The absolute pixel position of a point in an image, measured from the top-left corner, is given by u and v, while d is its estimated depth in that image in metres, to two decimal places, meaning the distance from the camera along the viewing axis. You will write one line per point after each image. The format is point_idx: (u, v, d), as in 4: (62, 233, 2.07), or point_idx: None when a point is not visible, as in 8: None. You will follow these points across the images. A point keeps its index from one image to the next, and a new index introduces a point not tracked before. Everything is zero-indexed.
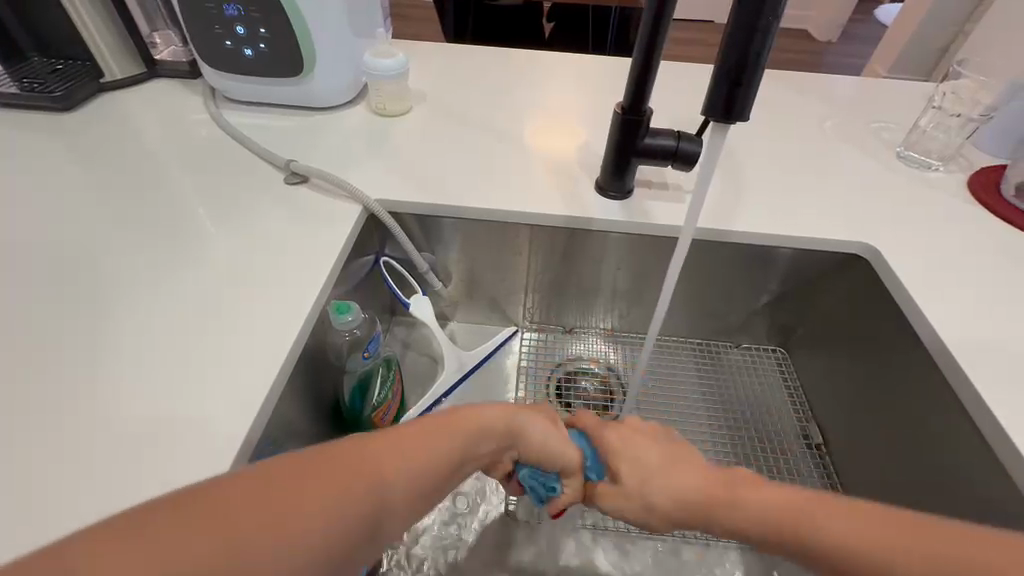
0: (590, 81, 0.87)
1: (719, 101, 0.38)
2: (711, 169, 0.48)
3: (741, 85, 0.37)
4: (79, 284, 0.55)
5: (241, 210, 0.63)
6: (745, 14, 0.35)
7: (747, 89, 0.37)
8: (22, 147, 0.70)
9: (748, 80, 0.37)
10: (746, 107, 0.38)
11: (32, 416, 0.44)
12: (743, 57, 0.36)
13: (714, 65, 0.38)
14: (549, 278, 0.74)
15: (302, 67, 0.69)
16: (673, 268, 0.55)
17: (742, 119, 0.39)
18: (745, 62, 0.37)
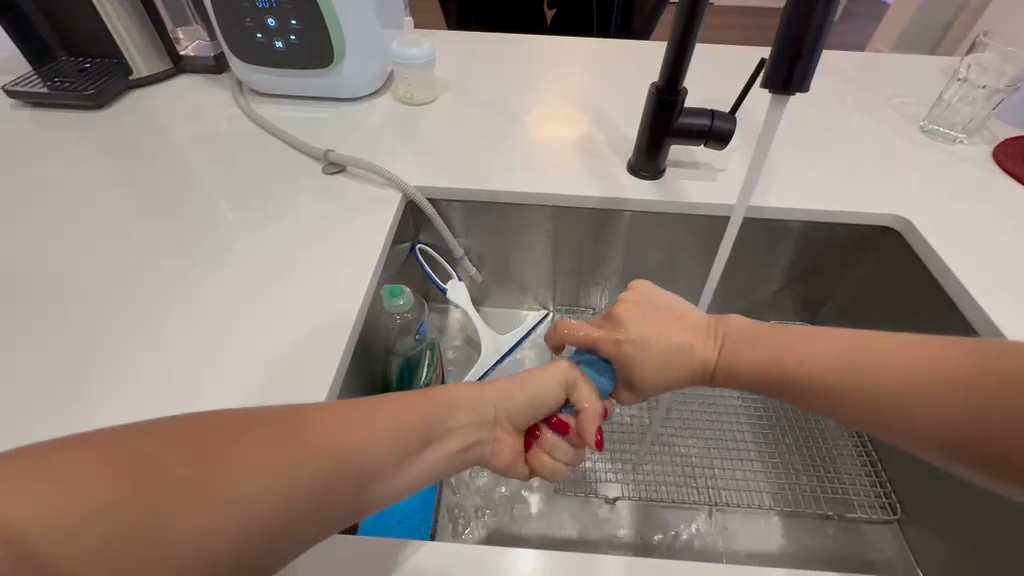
0: (608, 65, 0.88)
1: (779, 73, 0.39)
2: (767, 142, 0.49)
3: (800, 58, 0.38)
4: (129, 279, 0.56)
5: (282, 202, 0.64)
6: None
7: (805, 62, 0.38)
8: (58, 146, 0.71)
9: (809, 51, 0.38)
10: (805, 77, 0.39)
11: (104, 407, 0.46)
12: (803, 30, 0.37)
13: (773, 39, 0.39)
14: (581, 260, 0.75)
15: (331, 57, 0.70)
16: (723, 246, 0.56)
17: (801, 90, 0.40)
18: (806, 33, 0.37)
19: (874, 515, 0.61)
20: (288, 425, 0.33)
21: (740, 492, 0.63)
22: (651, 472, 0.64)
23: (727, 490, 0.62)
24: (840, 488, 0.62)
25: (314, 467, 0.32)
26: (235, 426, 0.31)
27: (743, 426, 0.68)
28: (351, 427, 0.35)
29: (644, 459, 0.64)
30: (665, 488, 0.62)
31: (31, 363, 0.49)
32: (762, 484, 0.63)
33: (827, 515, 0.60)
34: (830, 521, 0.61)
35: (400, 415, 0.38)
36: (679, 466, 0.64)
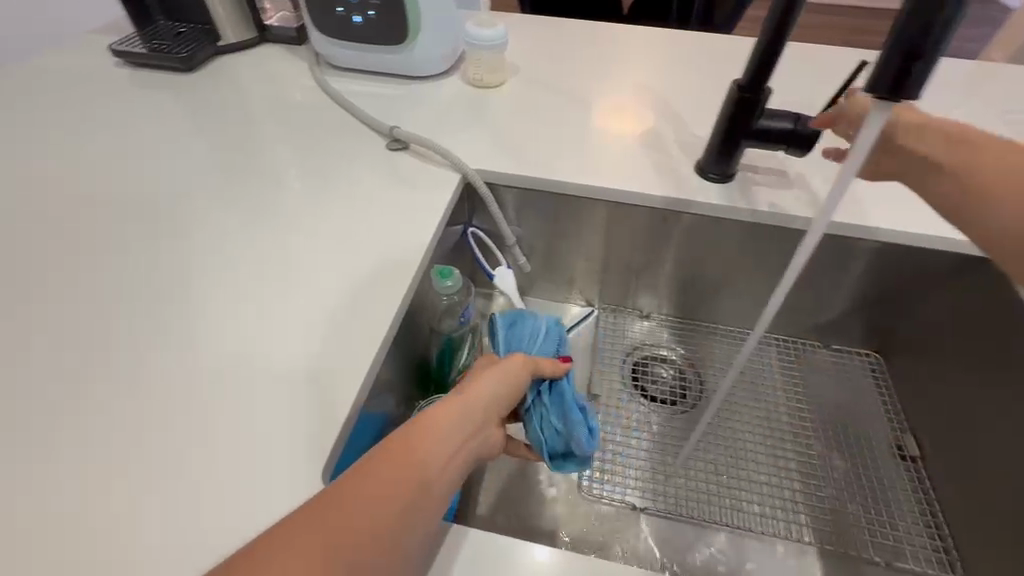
0: (686, 58, 0.84)
1: (887, 77, 0.36)
2: (858, 154, 0.45)
3: (914, 63, 0.35)
4: (198, 235, 0.59)
5: (343, 174, 0.65)
6: None
7: (922, 65, 0.35)
8: (150, 105, 0.76)
9: (925, 56, 0.34)
10: (916, 85, 0.36)
11: (167, 355, 0.49)
12: (923, 30, 0.34)
13: (883, 40, 0.36)
14: (633, 260, 0.72)
15: (405, 35, 0.70)
16: (796, 262, 0.52)
17: (910, 98, 0.36)
18: (922, 36, 0.34)
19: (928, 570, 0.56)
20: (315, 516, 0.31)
21: (777, 523, 0.59)
22: (684, 491, 0.61)
23: (763, 518, 0.59)
24: (890, 534, 0.58)
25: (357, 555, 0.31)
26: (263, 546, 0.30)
27: (785, 455, 0.64)
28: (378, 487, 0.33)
29: (678, 474, 0.62)
30: (697, 508, 0.60)
31: (111, 304, 0.53)
32: (802, 517, 0.59)
33: (874, 560, 0.56)
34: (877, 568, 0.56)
35: (412, 460, 0.35)
36: (712, 489, 0.61)
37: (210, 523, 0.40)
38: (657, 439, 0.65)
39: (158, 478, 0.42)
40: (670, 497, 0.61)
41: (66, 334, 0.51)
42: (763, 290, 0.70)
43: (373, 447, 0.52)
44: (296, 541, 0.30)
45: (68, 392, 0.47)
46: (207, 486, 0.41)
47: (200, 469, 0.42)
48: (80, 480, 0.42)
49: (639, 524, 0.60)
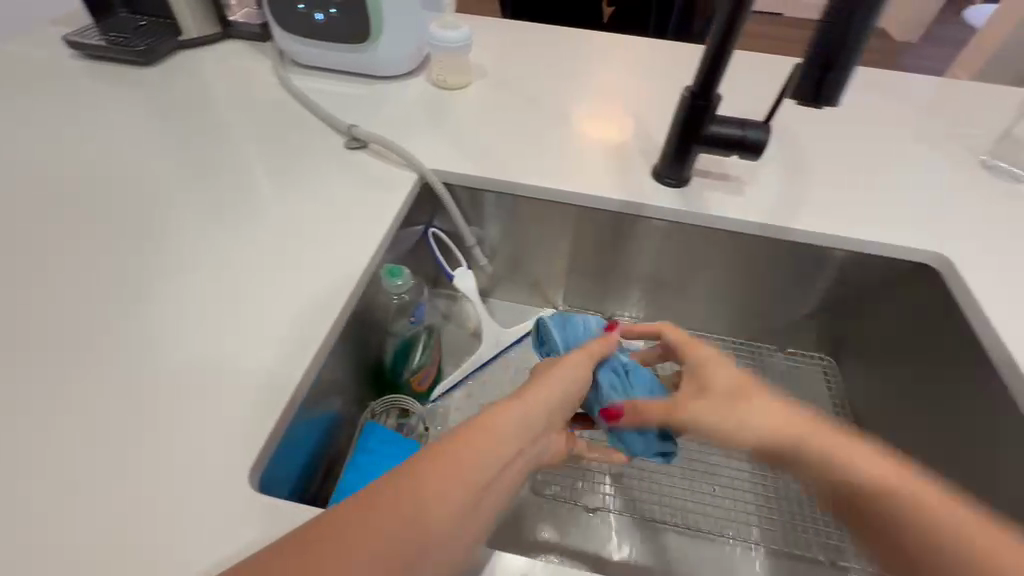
0: (649, 66, 0.85)
1: (807, 87, 0.38)
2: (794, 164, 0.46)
3: (830, 73, 0.36)
4: (147, 232, 0.58)
5: (301, 172, 0.64)
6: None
7: (837, 74, 0.36)
8: (106, 98, 0.74)
9: (839, 66, 0.36)
10: (835, 93, 0.37)
11: (102, 354, 0.47)
12: (836, 41, 0.35)
13: (803, 50, 0.37)
14: (594, 261, 0.73)
15: (368, 34, 0.70)
16: None
17: (830, 106, 0.38)
18: (836, 47, 0.35)
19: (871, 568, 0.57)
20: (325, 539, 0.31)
21: (731, 523, 0.60)
22: (641, 493, 0.62)
23: (716, 517, 0.60)
24: (837, 533, 0.59)
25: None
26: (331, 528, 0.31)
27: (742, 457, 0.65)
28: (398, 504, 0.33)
29: (634, 476, 0.63)
30: (654, 509, 0.61)
31: (50, 301, 0.51)
32: (755, 518, 0.60)
33: (820, 558, 0.57)
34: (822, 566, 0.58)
35: (472, 454, 0.36)
36: (667, 489, 0.62)
37: (139, 527, 0.38)
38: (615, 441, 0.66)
39: (87, 481, 0.40)
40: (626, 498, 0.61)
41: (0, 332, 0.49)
42: (719, 292, 0.72)
43: (316, 448, 0.52)
44: (321, 558, 0.30)
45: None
46: (138, 488, 0.40)
47: (131, 468, 0.41)
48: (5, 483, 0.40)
49: (594, 525, 0.60)
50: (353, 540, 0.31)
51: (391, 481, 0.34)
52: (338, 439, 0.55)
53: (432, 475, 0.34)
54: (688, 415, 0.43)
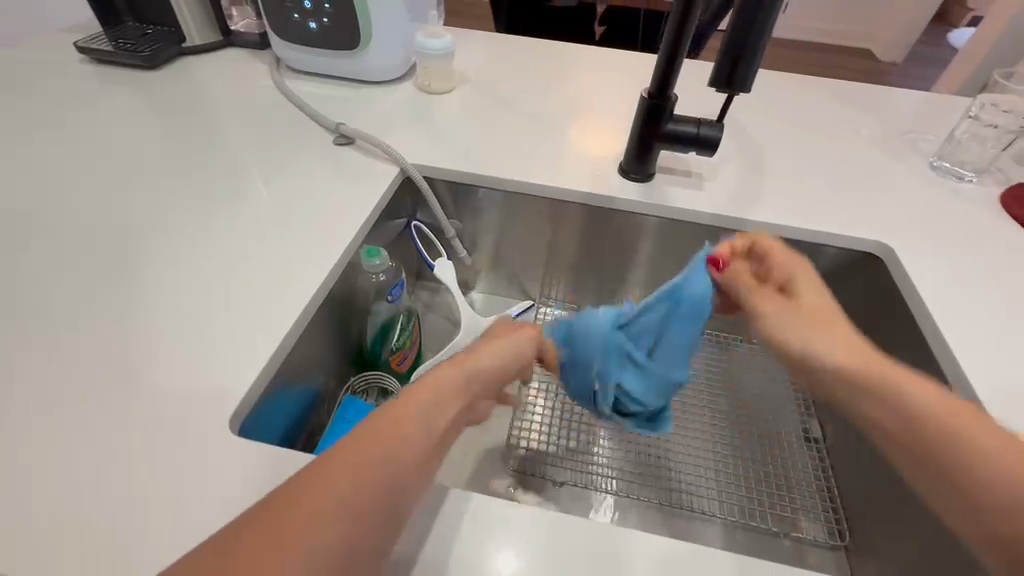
0: (623, 77, 0.91)
1: (724, 73, 0.47)
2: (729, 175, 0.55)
3: (741, 61, 0.45)
4: (142, 216, 0.62)
5: (291, 165, 0.69)
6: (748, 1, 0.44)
7: (743, 64, 0.46)
8: (111, 98, 0.79)
9: (748, 56, 0.45)
10: (747, 79, 0.47)
11: (94, 321, 0.51)
12: (741, 37, 0.45)
13: (720, 45, 0.46)
14: (568, 255, 0.77)
15: (357, 41, 0.76)
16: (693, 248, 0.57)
17: (743, 90, 0.47)
18: (744, 42, 0.45)
19: (821, 539, 0.61)
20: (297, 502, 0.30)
21: (691, 498, 0.63)
22: (607, 471, 0.65)
23: (678, 493, 0.63)
24: (789, 507, 0.63)
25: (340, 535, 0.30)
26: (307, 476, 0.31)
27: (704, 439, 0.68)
28: (371, 460, 0.33)
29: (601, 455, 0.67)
30: (620, 485, 0.64)
31: (48, 275, 0.55)
32: (714, 494, 0.63)
33: (774, 531, 0.61)
34: (775, 538, 0.61)
35: (423, 406, 0.37)
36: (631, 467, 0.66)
37: (116, 472, 0.41)
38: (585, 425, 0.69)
39: (72, 423, 0.44)
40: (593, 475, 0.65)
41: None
42: None
43: (297, 417, 0.56)
44: (300, 512, 0.30)
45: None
46: (118, 438, 0.43)
47: (115, 419, 0.44)
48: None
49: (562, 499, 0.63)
50: (334, 478, 0.31)
51: (360, 431, 0.34)
52: (318, 412, 0.59)
53: (399, 416, 0.35)
54: (758, 311, 0.46)
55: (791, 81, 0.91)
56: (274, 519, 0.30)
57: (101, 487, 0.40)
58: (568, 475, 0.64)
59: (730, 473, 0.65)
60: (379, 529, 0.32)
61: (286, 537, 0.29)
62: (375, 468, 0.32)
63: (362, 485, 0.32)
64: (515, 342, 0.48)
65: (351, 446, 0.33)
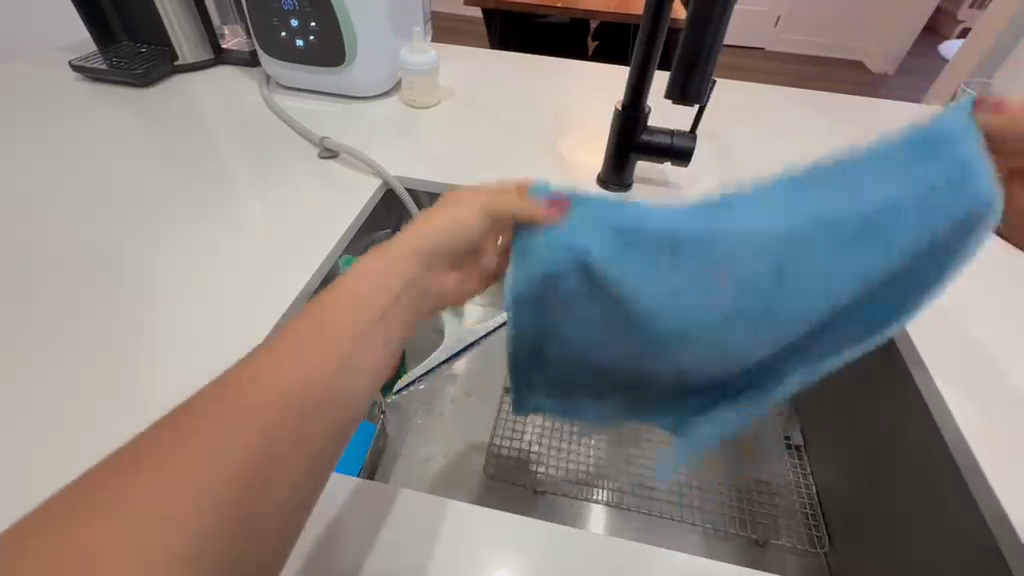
0: (607, 89, 0.92)
1: (677, 87, 0.50)
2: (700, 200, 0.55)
3: (694, 74, 0.49)
4: (129, 228, 0.63)
5: (277, 178, 0.71)
6: (697, 20, 0.47)
7: (697, 75, 0.49)
8: (104, 114, 0.81)
9: (701, 67, 0.49)
10: (700, 89, 0.50)
11: (76, 329, 0.52)
12: (692, 51, 0.48)
13: (675, 58, 0.50)
14: None
15: (343, 59, 0.78)
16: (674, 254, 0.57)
17: (697, 101, 0.51)
18: (699, 54, 0.48)
19: (799, 545, 0.62)
20: (149, 455, 0.26)
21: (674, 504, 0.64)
22: (592, 478, 0.65)
23: (662, 500, 0.64)
24: (769, 513, 0.64)
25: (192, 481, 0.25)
26: (165, 440, 0.26)
27: None
28: (243, 406, 0.28)
29: (585, 461, 0.67)
30: (604, 493, 0.64)
31: (33, 285, 0.56)
32: (695, 500, 0.64)
33: (755, 538, 0.61)
34: (755, 545, 0.61)
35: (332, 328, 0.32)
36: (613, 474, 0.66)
37: None
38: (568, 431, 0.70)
39: (50, 428, 0.44)
40: (577, 482, 0.65)
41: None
42: None
43: None
44: (153, 461, 0.25)
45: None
46: (92, 445, 0.43)
47: (90, 424, 0.45)
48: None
49: (544, 503, 0.63)
50: (217, 433, 0.26)
51: (229, 385, 0.28)
52: None
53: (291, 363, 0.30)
54: None
55: (771, 93, 0.93)
56: (112, 490, 0.24)
57: None
58: (550, 482, 0.65)
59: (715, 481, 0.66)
60: (309, 475, 0.29)
61: (155, 514, 0.24)
62: (264, 420, 0.28)
63: (248, 434, 0.27)
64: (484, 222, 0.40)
65: (221, 402, 0.28)
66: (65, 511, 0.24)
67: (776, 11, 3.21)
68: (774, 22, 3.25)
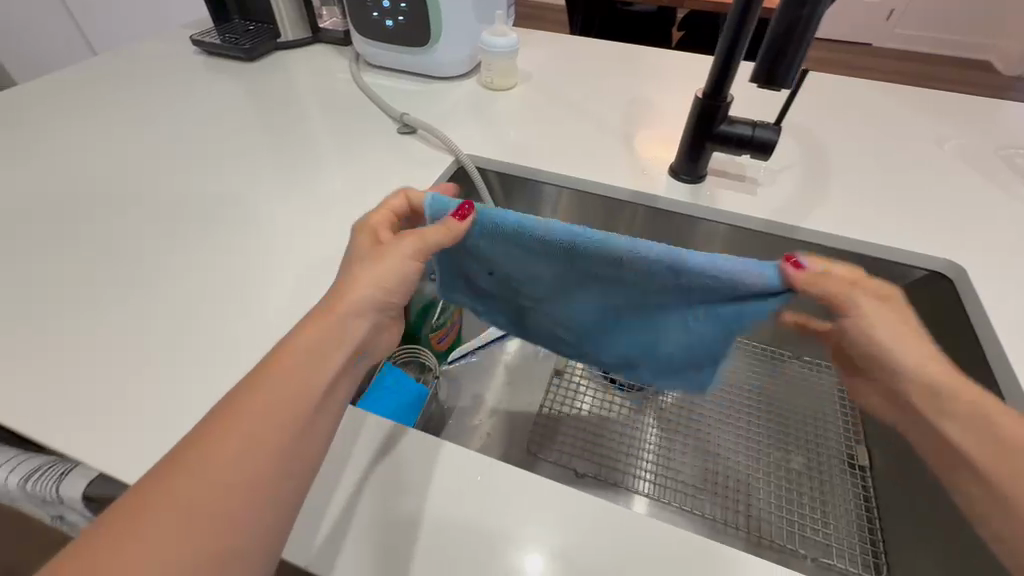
0: (687, 79, 0.89)
1: (762, 71, 0.48)
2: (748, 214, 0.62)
3: (783, 59, 0.47)
4: (227, 190, 0.69)
5: (359, 151, 0.75)
6: (792, 3, 0.44)
7: (786, 60, 0.47)
8: (215, 85, 0.90)
9: (792, 53, 0.46)
10: (787, 77, 0.48)
11: (179, 273, 0.58)
12: (783, 35, 0.46)
13: (763, 41, 0.47)
14: None
15: (428, 40, 0.80)
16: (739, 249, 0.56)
17: (783, 87, 0.48)
18: (790, 40, 0.46)
19: (854, 570, 0.57)
20: (175, 473, 0.32)
21: (716, 508, 0.62)
22: (636, 470, 0.64)
23: (705, 502, 0.62)
24: (821, 532, 0.60)
25: (225, 487, 0.32)
26: (154, 480, 0.32)
27: (736, 453, 0.66)
28: (241, 425, 0.34)
29: (634, 452, 0.66)
30: (646, 487, 0.63)
31: (147, 235, 0.63)
32: (740, 508, 0.62)
33: (804, 555, 0.58)
34: (804, 563, 0.58)
35: (295, 363, 0.38)
36: (655, 468, 0.65)
37: (180, 402, 0.47)
38: (620, 423, 0.69)
39: (153, 355, 0.51)
40: (623, 472, 0.64)
41: (103, 254, 0.61)
42: None
43: None
44: (180, 480, 0.32)
45: (95, 296, 0.56)
46: (186, 373, 0.49)
47: (185, 356, 0.51)
48: (89, 362, 0.50)
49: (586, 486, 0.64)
50: (201, 469, 0.32)
51: (216, 422, 0.34)
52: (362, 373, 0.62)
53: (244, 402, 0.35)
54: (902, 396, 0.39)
55: (872, 91, 0.85)
56: (150, 503, 0.31)
57: (168, 410, 0.47)
58: (596, 469, 0.65)
59: (765, 492, 0.63)
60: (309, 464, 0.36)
61: (162, 545, 0.30)
62: (240, 454, 0.33)
63: (249, 447, 0.34)
64: (436, 241, 0.41)
65: (210, 443, 0.33)
66: (132, 506, 0.31)
67: (888, 4, 2.91)
68: (886, 16, 2.95)
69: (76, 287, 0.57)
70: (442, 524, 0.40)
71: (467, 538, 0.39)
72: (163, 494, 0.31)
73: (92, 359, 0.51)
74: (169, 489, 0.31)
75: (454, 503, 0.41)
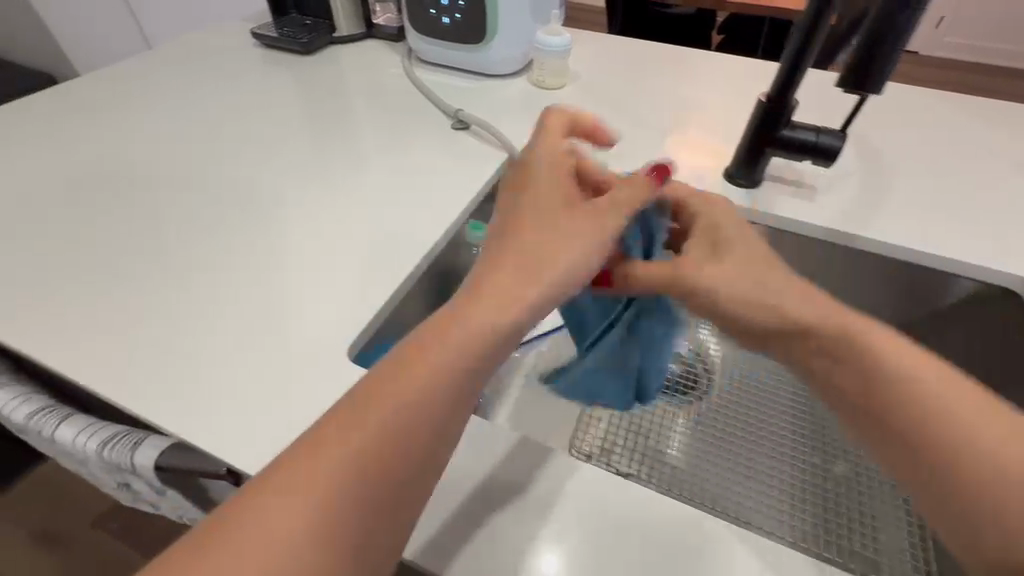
0: (739, 81, 0.88)
1: (852, 77, 0.48)
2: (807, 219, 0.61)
3: (875, 65, 0.47)
4: (290, 181, 0.72)
5: (413, 146, 0.77)
6: (888, 8, 0.44)
7: (879, 66, 0.47)
8: (273, 78, 0.93)
9: (884, 59, 0.46)
10: (877, 83, 0.48)
11: (249, 262, 0.61)
12: (876, 41, 0.46)
13: (854, 47, 0.48)
14: None
15: (483, 37, 0.81)
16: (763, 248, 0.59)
17: (873, 93, 0.48)
18: (884, 46, 0.45)
19: None
20: (248, 500, 0.31)
21: (758, 512, 0.60)
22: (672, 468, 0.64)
23: (744, 505, 0.61)
24: (866, 545, 0.58)
25: (296, 524, 0.30)
26: (266, 478, 0.32)
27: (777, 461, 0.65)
28: (332, 445, 0.33)
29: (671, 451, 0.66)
30: (682, 486, 0.62)
31: (217, 224, 0.67)
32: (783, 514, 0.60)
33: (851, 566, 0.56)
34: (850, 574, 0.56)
35: (424, 375, 0.35)
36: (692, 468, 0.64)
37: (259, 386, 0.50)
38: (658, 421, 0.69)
39: (231, 340, 0.54)
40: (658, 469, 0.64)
41: (178, 241, 0.65)
42: None
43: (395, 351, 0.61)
44: (248, 510, 0.30)
45: (174, 281, 0.60)
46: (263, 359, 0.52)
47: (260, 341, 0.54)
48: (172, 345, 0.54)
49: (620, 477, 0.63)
50: (275, 499, 0.31)
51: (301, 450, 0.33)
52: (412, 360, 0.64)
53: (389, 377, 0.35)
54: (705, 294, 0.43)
55: (936, 96, 0.83)
56: (229, 528, 0.30)
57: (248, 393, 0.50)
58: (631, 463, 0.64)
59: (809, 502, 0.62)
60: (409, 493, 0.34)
61: (274, 521, 0.30)
62: (335, 483, 0.32)
63: (348, 474, 0.32)
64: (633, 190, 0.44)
65: (295, 464, 0.32)
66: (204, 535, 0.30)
67: (938, 9, 2.81)
68: (935, 22, 2.85)
69: (156, 273, 0.61)
70: (489, 485, 0.44)
71: (536, 527, 0.41)
72: (239, 527, 0.30)
73: (174, 341, 0.54)
74: (240, 526, 0.30)
75: (501, 466, 0.45)
